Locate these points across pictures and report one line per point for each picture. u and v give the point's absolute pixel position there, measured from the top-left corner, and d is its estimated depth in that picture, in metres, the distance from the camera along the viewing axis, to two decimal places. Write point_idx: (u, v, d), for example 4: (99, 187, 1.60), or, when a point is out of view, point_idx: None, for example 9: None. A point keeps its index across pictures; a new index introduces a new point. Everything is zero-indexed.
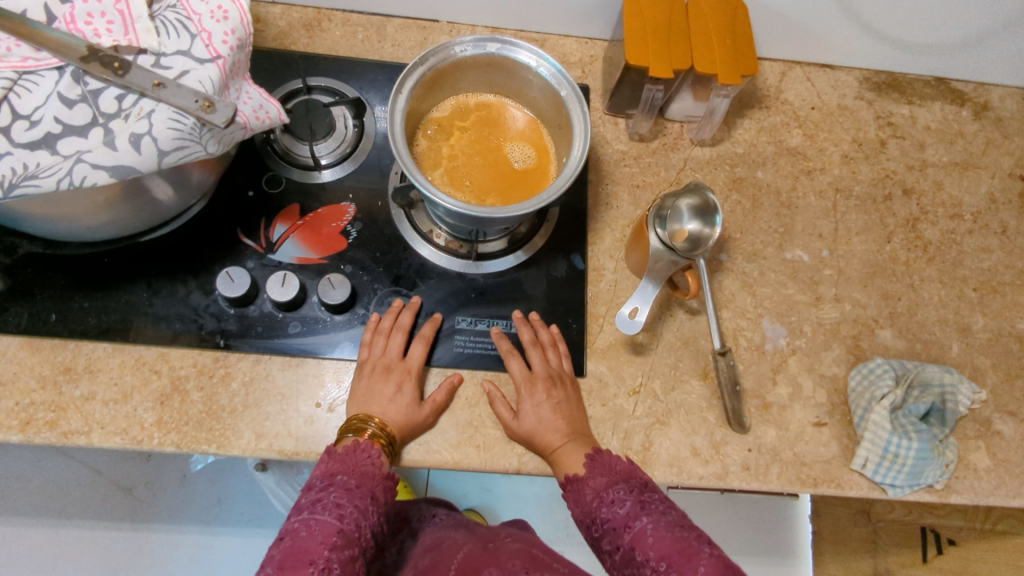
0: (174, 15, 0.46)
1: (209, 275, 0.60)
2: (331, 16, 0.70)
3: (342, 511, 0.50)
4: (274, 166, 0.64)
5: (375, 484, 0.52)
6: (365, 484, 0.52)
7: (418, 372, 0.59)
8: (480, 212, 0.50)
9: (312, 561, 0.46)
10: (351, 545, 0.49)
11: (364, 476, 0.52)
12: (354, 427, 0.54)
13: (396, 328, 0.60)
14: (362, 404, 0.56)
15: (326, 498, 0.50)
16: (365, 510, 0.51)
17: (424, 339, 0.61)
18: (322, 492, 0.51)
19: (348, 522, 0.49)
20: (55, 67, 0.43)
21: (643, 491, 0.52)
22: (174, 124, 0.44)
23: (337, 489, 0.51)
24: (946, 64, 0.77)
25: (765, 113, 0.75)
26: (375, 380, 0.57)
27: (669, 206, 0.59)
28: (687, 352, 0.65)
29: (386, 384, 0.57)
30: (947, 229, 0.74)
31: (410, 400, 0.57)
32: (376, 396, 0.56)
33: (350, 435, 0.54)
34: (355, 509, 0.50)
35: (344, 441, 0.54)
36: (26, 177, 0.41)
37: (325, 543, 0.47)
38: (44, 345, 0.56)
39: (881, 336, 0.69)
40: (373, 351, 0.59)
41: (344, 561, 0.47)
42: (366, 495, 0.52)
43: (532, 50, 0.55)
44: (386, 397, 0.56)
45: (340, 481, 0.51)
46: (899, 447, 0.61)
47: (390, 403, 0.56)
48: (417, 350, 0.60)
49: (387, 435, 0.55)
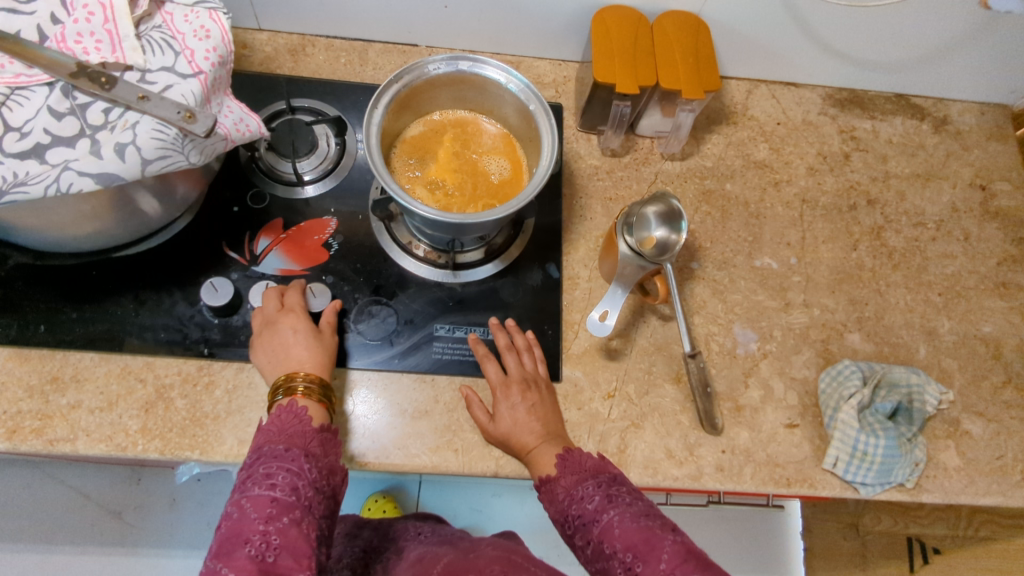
0: (160, 35, 0.49)
1: (194, 286, 0.62)
2: (315, 42, 0.74)
3: (273, 480, 0.48)
4: (259, 183, 0.66)
5: (305, 441, 0.51)
6: (294, 445, 0.50)
7: (302, 311, 0.59)
8: (453, 218, 0.52)
9: (248, 540, 0.45)
10: (291, 509, 0.47)
11: (292, 437, 0.50)
12: (283, 387, 0.54)
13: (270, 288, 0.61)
14: (282, 367, 0.56)
15: (255, 471, 0.48)
16: (300, 470, 0.49)
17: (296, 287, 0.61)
18: (251, 465, 0.49)
19: (281, 489, 0.47)
20: (46, 83, 0.45)
21: (610, 485, 0.53)
22: (158, 135, 0.46)
23: (265, 459, 0.49)
24: (904, 80, 0.80)
25: (732, 128, 0.78)
26: (271, 338, 0.57)
27: (635, 213, 0.62)
28: (661, 356, 0.67)
29: (283, 334, 0.57)
30: (911, 237, 0.76)
31: (308, 334, 0.58)
32: (288, 352, 0.57)
33: (281, 396, 0.54)
34: (287, 473, 0.48)
35: (276, 404, 0.54)
36: (15, 184, 0.43)
37: (260, 518, 0.46)
38: (32, 355, 0.58)
39: (850, 340, 0.71)
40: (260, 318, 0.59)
41: (285, 527, 0.46)
42: (298, 454, 0.50)
43: (500, 67, 0.58)
44: (293, 348, 0.57)
45: (267, 450, 0.49)
46: (867, 445, 0.63)
47: (305, 353, 0.57)
48: (292, 295, 0.60)
49: (319, 387, 0.55)
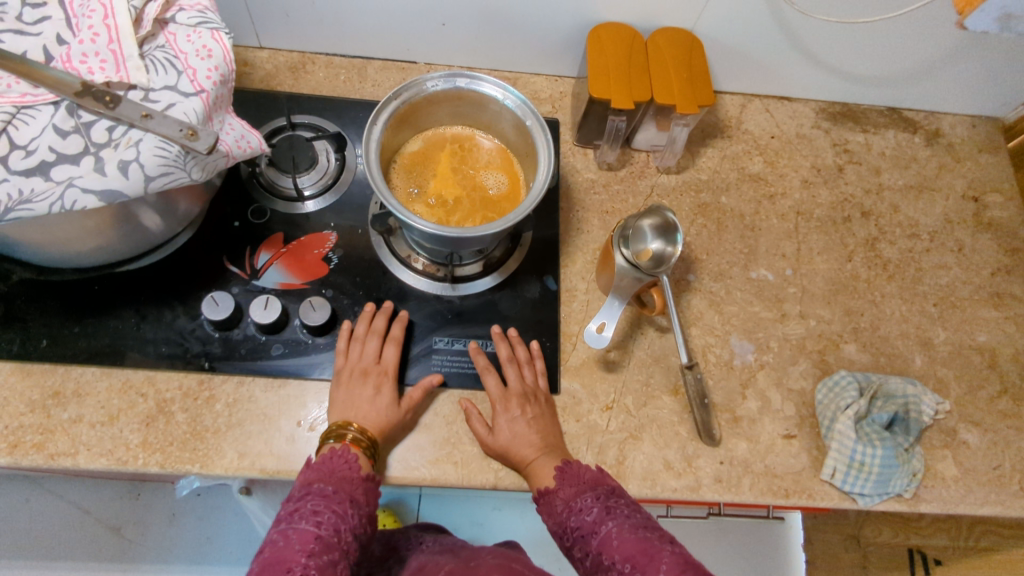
0: (163, 55, 0.50)
1: (195, 301, 0.63)
2: (315, 60, 0.76)
3: (319, 518, 0.50)
4: (259, 198, 0.67)
5: (352, 487, 0.53)
6: (342, 489, 0.53)
7: (393, 376, 0.61)
8: (452, 232, 0.53)
9: (289, 569, 0.46)
10: (330, 549, 0.49)
11: (341, 482, 0.53)
12: (335, 433, 0.56)
13: (371, 333, 0.62)
14: (341, 413, 0.58)
15: (304, 506, 0.50)
16: (344, 514, 0.52)
17: (395, 342, 0.63)
18: (299, 500, 0.51)
19: (325, 528, 0.50)
20: (51, 102, 0.46)
21: (609, 497, 0.54)
22: (161, 152, 0.47)
23: (315, 497, 0.51)
24: (895, 94, 0.82)
25: (727, 142, 0.79)
26: (352, 387, 0.59)
27: (631, 226, 0.62)
28: (659, 368, 0.67)
29: (364, 389, 0.59)
30: (905, 248, 0.77)
31: (388, 401, 0.59)
32: (361, 403, 0.58)
33: (331, 442, 0.56)
34: (332, 514, 0.51)
35: (326, 447, 0.56)
36: (20, 201, 0.44)
37: (303, 550, 0.47)
38: (34, 370, 0.58)
39: (846, 351, 0.71)
40: (348, 359, 0.61)
41: (323, 565, 0.48)
42: (344, 499, 0.52)
43: (497, 84, 0.59)
44: (368, 403, 0.58)
45: (317, 488, 0.52)
46: (864, 455, 0.63)
47: (374, 413, 0.58)
48: (389, 352, 0.62)
49: (369, 444, 0.56)
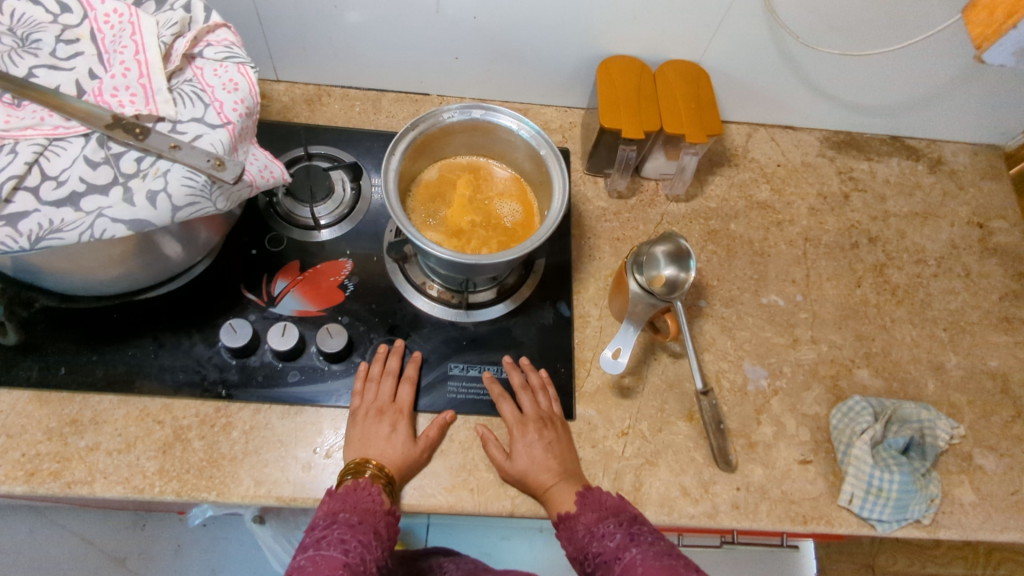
0: (191, 88, 0.52)
1: (213, 328, 0.63)
2: (331, 92, 0.77)
3: (346, 546, 0.50)
4: (276, 227, 0.68)
5: (377, 519, 0.53)
6: (367, 520, 0.52)
7: (409, 412, 0.61)
8: (468, 259, 0.54)
9: None
10: None
11: (366, 513, 0.53)
12: (353, 469, 0.56)
13: (386, 373, 0.63)
14: (359, 449, 0.58)
15: (330, 535, 0.50)
16: (369, 544, 0.51)
17: (411, 380, 0.63)
18: (325, 529, 0.51)
19: (352, 556, 0.49)
20: (82, 134, 0.48)
21: (632, 523, 0.53)
22: (188, 182, 0.48)
23: (341, 526, 0.51)
24: (897, 123, 0.83)
25: (734, 170, 0.80)
26: (369, 424, 0.59)
27: (645, 253, 0.63)
28: (673, 394, 0.67)
29: (381, 425, 0.59)
30: (913, 273, 0.78)
31: (405, 438, 0.59)
32: (378, 438, 0.58)
33: (349, 477, 0.56)
34: (359, 544, 0.51)
35: (344, 483, 0.56)
36: (51, 231, 0.45)
37: None
38: (52, 398, 0.59)
39: (858, 376, 0.72)
40: (364, 399, 0.61)
41: None
42: (369, 530, 0.52)
43: (512, 115, 0.60)
44: (387, 438, 0.58)
45: (342, 518, 0.52)
46: (882, 481, 0.63)
47: (392, 449, 0.58)
48: (405, 391, 0.62)
49: (386, 478, 0.56)
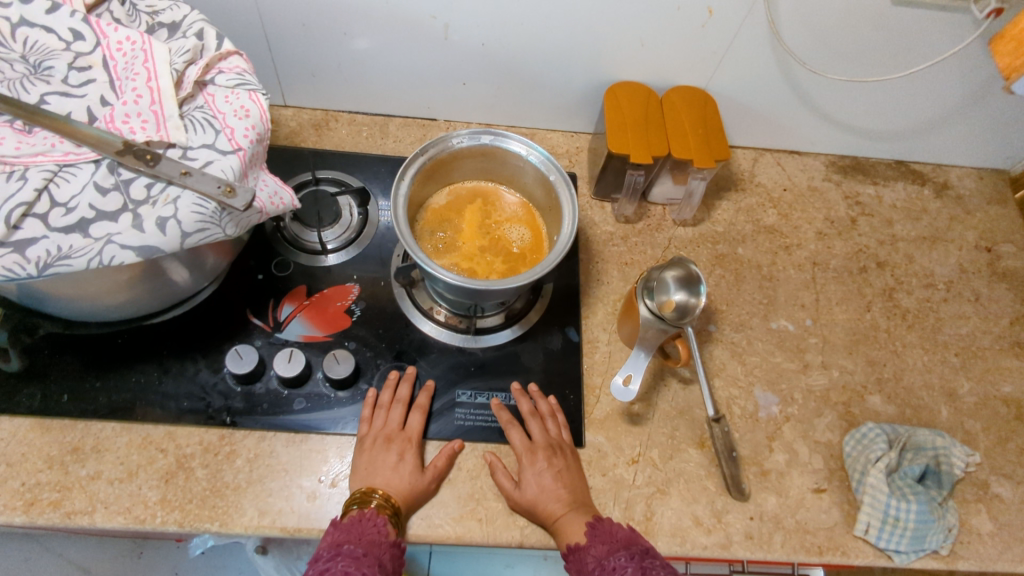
0: (202, 115, 0.52)
1: (218, 353, 0.63)
2: (338, 117, 0.78)
3: None
4: (283, 251, 0.68)
5: (381, 551, 0.52)
6: (371, 552, 0.51)
7: (418, 441, 0.60)
8: (478, 284, 0.53)
9: None
10: None
11: (371, 545, 0.51)
12: (359, 499, 0.55)
13: (395, 401, 0.62)
14: (365, 478, 0.57)
15: (335, 567, 0.49)
16: None
17: (422, 408, 0.62)
18: (329, 562, 0.49)
19: None
20: (92, 160, 0.48)
21: (643, 557, 0.52)
22: (198, 209, 0.48)
23: (345, 558, 0.49)
24: (903, 148, 0.84)
25: (741, 195, 0.80)
26: (376, 452, 0.58)
27: (654, 278, 0.62)
28: (683, 421, 0.66)
29: (388, 454, 0.58)
30: (922, 297, 0.78)
31: (412, 467, 0.58)
32: (385, 468, 0.57)
33: (354, 507, 0.54)
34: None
35: (349, 514, 0.54)
36: (59, 257, 0.45)
37: None
38: (54, 426, 0.58)
39: (871, 402, 0.71)
40: (372, 426, 0.60)
41: None
42: (373, 562, 0.50)
43: (522, 140, 0.60)
44: (394, 468, 0.57)
45: (347, 549, 0.50)
46: (898, 510, 0.61)
47: (399, 479, 0.57)
48: (415, 419, 0.61)
49: (392, 507, 0.55)
